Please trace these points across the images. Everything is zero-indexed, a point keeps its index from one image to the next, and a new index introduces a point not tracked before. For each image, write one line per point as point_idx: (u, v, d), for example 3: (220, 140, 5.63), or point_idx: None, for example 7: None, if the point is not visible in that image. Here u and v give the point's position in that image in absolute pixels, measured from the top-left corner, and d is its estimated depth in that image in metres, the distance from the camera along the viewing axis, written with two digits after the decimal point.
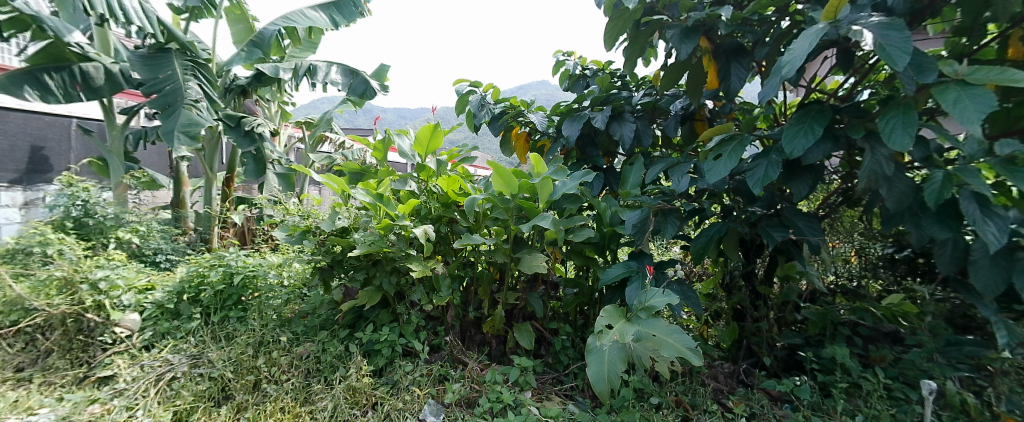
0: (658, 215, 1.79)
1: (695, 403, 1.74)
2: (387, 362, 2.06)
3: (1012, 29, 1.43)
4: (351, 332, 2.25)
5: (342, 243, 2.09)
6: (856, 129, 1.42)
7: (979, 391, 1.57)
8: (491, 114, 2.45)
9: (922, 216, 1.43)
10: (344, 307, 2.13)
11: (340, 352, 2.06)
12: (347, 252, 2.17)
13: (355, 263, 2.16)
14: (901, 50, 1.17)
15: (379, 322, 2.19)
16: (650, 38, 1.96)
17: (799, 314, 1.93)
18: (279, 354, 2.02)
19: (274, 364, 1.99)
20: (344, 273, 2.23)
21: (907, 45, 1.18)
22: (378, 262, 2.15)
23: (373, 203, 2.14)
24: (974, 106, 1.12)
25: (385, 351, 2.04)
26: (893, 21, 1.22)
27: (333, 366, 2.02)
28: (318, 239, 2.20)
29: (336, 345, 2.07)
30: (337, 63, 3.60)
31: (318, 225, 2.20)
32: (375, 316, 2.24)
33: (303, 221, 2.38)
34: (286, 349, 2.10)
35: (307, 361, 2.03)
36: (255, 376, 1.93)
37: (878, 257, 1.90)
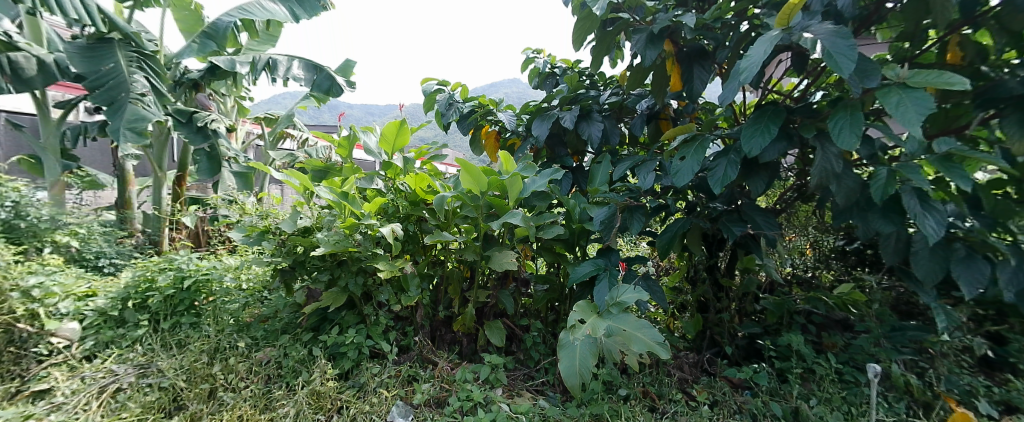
0: (625, 212, 1.83)
1: (662, 394, 1.79)
2: (353, 365, 2.01)
3: (949, 36, 1.54)
4: (315, 335, 2.19)
5: (305, 243, 2.03)
6: (808, 128, 1.50)
7: (920, 372, 1.69)
8: (459, 112, 2.44)
9: (869, 211, 1.53)
10: (308, 310, 2.07)
11: (303, 356, 2.00)
12: (310, 253, 2.11)
13: (317, 264, 2.11)
14: (847, 56, 1.24)
15: (346, 323, 2.14)
16: (616, 38, 2.00)
17: (758, 304, 2.02)
18: (236, 360, 1.94)
19: (232, 371, 1.91)
20: (306, 274, 2.17)
21: (852, 52, 1.24)
22: (343, 262, 2.10)
23: (337, 201, 2.10)
24: (916, 107, 1.21)
25: (351, 354, 1.99)
26: (842, 29, 1.29)
27: (295, 371, 1.96)
28: (278, 240, 2.15)
29: (299, 349, 2.01)
30: (300, 58, 3.46)
31: (278, 225, 2.14)
32: (340, 318, 2.18)
33: (261, 221, 2.29)
34: (244, 355, 2.02)
35: (268, 367, 1.97)
36: (210, 384, 1.84)
37: (831, 249, 2.04)
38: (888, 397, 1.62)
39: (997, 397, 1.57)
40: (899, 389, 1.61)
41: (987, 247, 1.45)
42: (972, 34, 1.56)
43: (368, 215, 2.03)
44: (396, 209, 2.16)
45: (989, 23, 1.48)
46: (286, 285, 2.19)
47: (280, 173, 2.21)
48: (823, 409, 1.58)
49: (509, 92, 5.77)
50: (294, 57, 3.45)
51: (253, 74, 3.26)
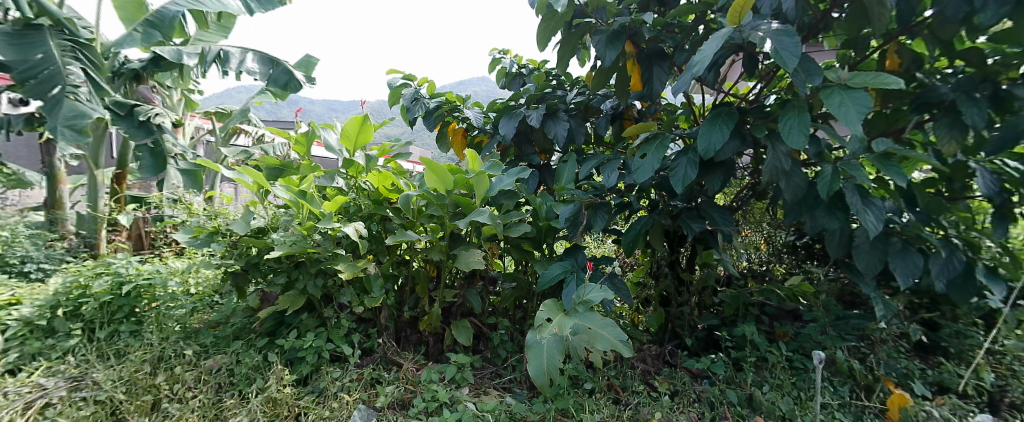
0: (590, 209, 1.86)
1: (625, 386, 1.85)
2: (312, 369, 1.95)
3: (889, 44, 1.66)
4: (271, 340, 2.11)
5: (259, 244, 1.97)
6: (760, 128, 1.58)
7: (862, 357, 1.83)
8: (425, 108, 2.41)
9: (817, 207, 1.64)
10: (262, 314, 1.98)
11: (258, 362, 1.92)
12: (265, 254, 2.04)
13: (273, 266, 2.04)
14: (792, 53, 1.31)
15: (304, 327, 2.06)
16: (580, 39, 2.04)
17: (716, 297, 2.11)
18: (183, 369, 1.84)
19: (178, 381, 1.80)
20: (261, 277, 2.08)
21: (796, 50, 1.32)
22: (301, 264, 2.04)
23: (294, 200, 2.03)
24: (856, 110, 1.30)
25: (310, 358, 1.92)
26: (787, 29, 1.36)
27: (249, 379, 1.87)
28: (229, 242, 2.06)
29: (252, 355, 1.92)
30: (254, 51, 3.27)
31: (229, 226, 2.05)
32: (298, 322, 2.11)
33: (209, 221, 2.21)
34: (192, 364, 1.92)
35: (218, 375, 1.87)
36: (154, 396, 1.73)
37: (783, 243, 2.15)
38: (833, 381, 1.74)
39: (929, 378, 1.71)
40: (844, 374, 1.73)
41: (921, 241, 1.58)
42: (910, 43, 1.68)
43: (328, 215, 1.97)
44: (359, 208, 2.13)
45: (923, 32, 1.59)
46: (237, 289, 2.09)
47: (232, 172, 2.12)
48: (775, 395, 1.67)
49: (476, 90, 5.76)
50: (247, 49, 3.26)
51: (201, 66, 3.03)
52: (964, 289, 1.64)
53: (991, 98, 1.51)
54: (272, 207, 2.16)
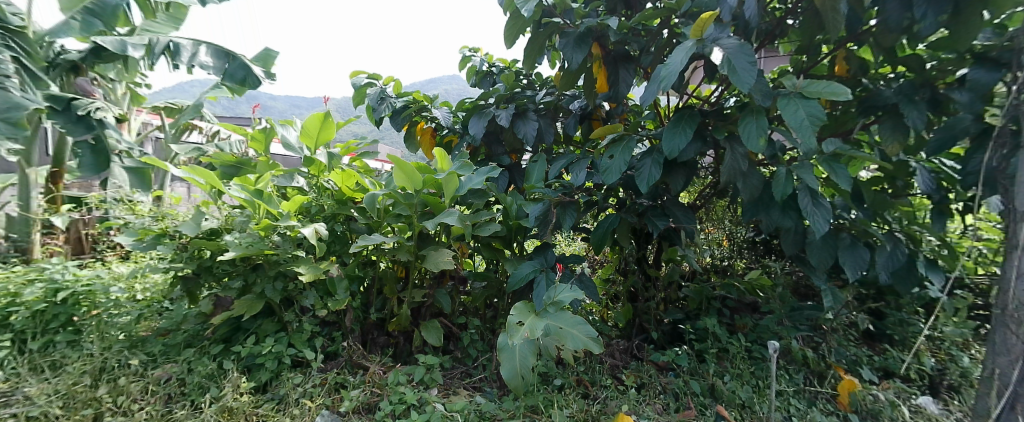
0: (558, 208, 1.87)
1: (594, 381, 1.88)
2: (272, 376, 1.87)
3: (838, 50, 1.75)
4: (226, 347, 2.02)
5: (212, 246, 1.87)
6: (720, 130, 1.65)
7: (816, 346, 1.94)
8: (392, 107, 2.37)
9: (773, 205, 1.72)
10: (216, 319, 1.89)
11: (212, 370, 1.82)
12: (218, 257, 1.94)
13: (228, 269, 1.94)
14: (748, 72, 1.35)
15: (263, 332, 1.98)
16: (546, 41, 2.06)
17: (681, 292, 2.18)
18: (128, 380, 1.72)
19: (122, 394, 1.68)
20: (214, 281, 1.99)
21: (751, 68, 1.36)
22: (258, 266, 1.96)
23: (250, 200, 1.94)
24: (808, 115, 1.36)
25: (269, 365, 1.85)
26: (745, 45, 1.39)
27: (202, 388, 1.77)
28: (178, 244, 1.95)
29: (206, 363, 1.83)
30: (209, 43, 2.96)
31: (177, 228, 1.94)
32: (256, 327, 2.03)
33: (156, 223, 2.09)
34: (138, 374, 1.80)
35: (168, 385, 1.76)
36: (94, 410, 1.61)
37: (743, 239, 2.25)
38: (788, 369, 1.84)
39: (876, 364, 1.85)
40: (798, 362, 1.83)
41: (867, 235, 1.68)
42: (857, 50, 1.78)
43: (287, 214, 1.92)
44: (321, 209, 2.07)
45: (869, 40, 1.70)
46: (188, 293, 1.99)
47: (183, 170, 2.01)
48: (735, 384, 1.75)
49: (446, 89, 5.70)
50: (200, 41, 2.95)
51: (149, 58, 2.77)
52: (907, 279, 1.76)
53: (930, 102, 1.62)
54: (226, 207, 2.07)
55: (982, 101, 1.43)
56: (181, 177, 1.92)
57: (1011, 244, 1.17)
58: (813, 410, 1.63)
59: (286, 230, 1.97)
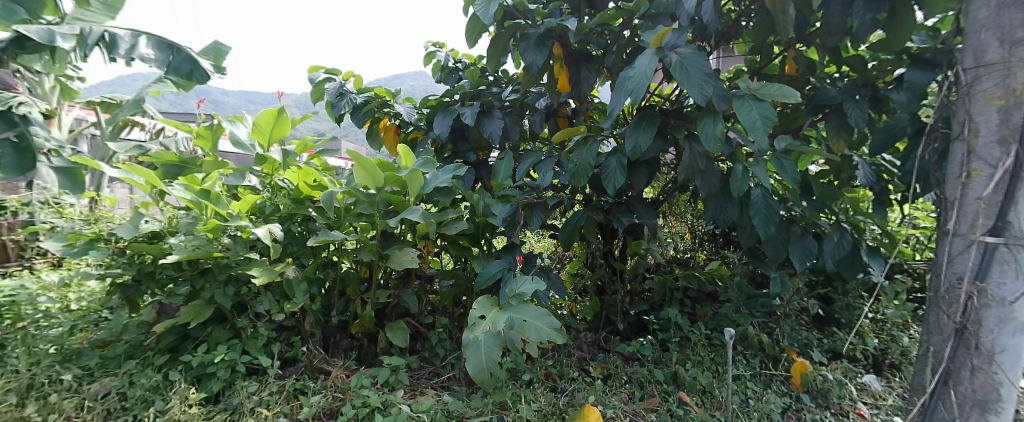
0: (525, 208, 1.89)
1: (562, 374, 1.91)
2: (224, 386, 1.77)
3: (788, 50, 1.85)
4: (173, 357, 1.89)
5: (154, 250, 1.75)
6: (680, 129, 1.71)
7: (770, 331, 2.05)
8: (352, 103, 2.31)
9: (730, 200, 1.80)
10: (159, 328, 1.77)
11: (157, 382, 1.71)
12: (162, 262, 1.82)
13: (172, 275, 1.83)
14: (704, 86, 1.39)
15: (214, 340, 1.88)
16: (509, 40, 2.04)
17: (646, 284, 2.25)
18: (60, 396, 1.58)
19: (53, 412, 1.55)
20: (157, 288, 1.87)
21: (706, 81, 1.40)
22: (207, 271, 1.86)
23: (195, 200, 1.85)
24: (761, 116, 1.41)
25: (221, 374, 1.75)
26: (700, 58, 1.42)
27: (146, 401, 1.66)
28: (115, 249, 1.82)
29: (149, 375, 1.71)
30: (150, 34, 2.55)
31: (113, 232, 1.81)
32: (206, 335, 1.92)
33: (87, 228, 1.96)
34: (72, 390, 1.66)
35: (107, 400, 1.64)
36: None
37: (704, 232, 2.35)
38: (746, 354, 1.93)
39: (825, 346, 1.98)
40: (754, 347, 1.93)
41: (815, 226, 1.79)
42: (805, 50, 1.89)
43: (237, 215, 1.85)
44: (276, 208, 2.01)
45: (815, 41, 1.81)
46: (127, 301, 1.86)
47: (119, 170, 1.89)
48: (696, 371, 1.83)
49: (411, 85, 5.60)
50: (140, 32, 2.53)
51: (81, 50, 2.33)
52: (851, 266, 1.89)
53: (871, 100, 1.74)
54: (169, 208, 1.97)
55: (916, 101, 1.55)
56: (117, 177, 1.79)
57: (941, 232, 1.29)
58: (767, 392, 1.72)
59: (236, 232, 1.88)
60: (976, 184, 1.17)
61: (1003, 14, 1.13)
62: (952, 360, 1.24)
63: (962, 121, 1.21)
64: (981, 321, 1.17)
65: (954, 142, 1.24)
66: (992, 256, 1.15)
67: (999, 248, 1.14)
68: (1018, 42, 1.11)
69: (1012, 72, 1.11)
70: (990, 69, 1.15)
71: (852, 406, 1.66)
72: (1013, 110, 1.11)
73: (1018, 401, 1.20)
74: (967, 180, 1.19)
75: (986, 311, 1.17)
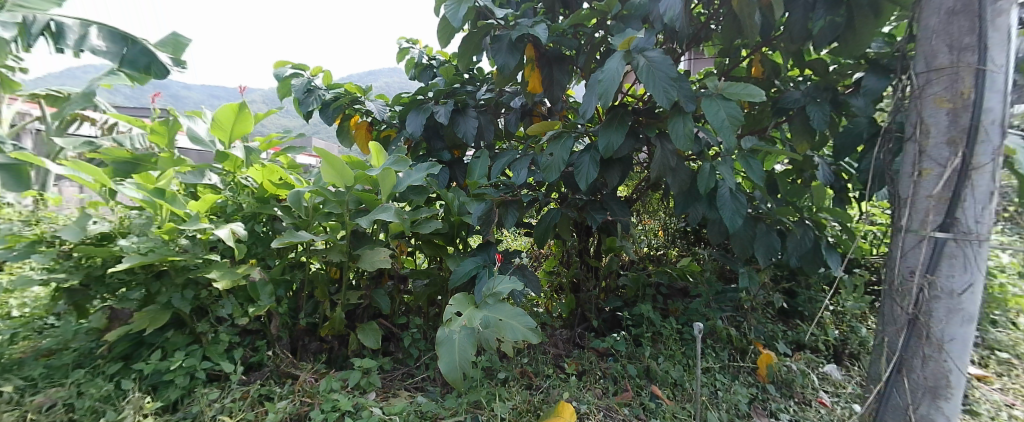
0: (500, 206, 1.88)
1: (537, 371, 1.92)
2: (182, 394, 1.69)
3: (754, 53, 1.92)
4: (127, 365, 1.79)
5: (105, 252, 1.65)
6: (650, 128, 1.74)
7: (738, 324, 2.12)
8: (321, 100, 2.25)
9: (700, 198, 1.85)
10: (110, 335, 1.66)
11: (108, 392, 1.61)
12: (114, 265, 1.72)
13: (124, 278, 1.72)
14: (669, 91, 1.43)
15: (172, 346, 1.79)
16: (482, 38, 2.01)
17: (620, 281, 2.29)
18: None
19: None
20: (108, 293, 1.76)
21: (671, 84, 1.43)
22: (163, 274, 1.76)
23: (148, 200, 1.73)
24: (728, 115, 1.46)
25: (179, 381, 1.67)
26: (667, 61, 1.45)
27: (96, 413, 1.56)
28: (60, 252, 1.70)
29: (100, 384, 1.61)
30: (101, 24, 2.38)
31: (56, 234, 1.69)
32: (162, 341, 1.82)
33: (28, 229, 1.82)
34: (13, 403, 1.54)
35: (53, 412, 1.53)
36: None
37: (676, 229, 2.42)
38: (714, 347, 1.99)
39: (789, 338, 2.07)
40: (723, 340, 1.99)
41: (779, 223, 1.87)
42: (771, 54, 1.96)
43: (195, 215, 1.76)
44: (239, 208, 1.94)
45: (780, 45, 1.88)
46: (74, 307, 1.73)
47: (63, 168, 1.75)
48: (668, 364, 1.87)
49: (384, 82, 5.51)
50: (90, 22, 2.36)
51: (23, 41, 2.15)
52: (813, 261, 1.97)
53: (832, 103, 1.82)
54: (121, 208, 1.87)
55: (873, 104, 1.64)
56: (63, 175, 1.68)
57: (896, 228, 1.37)
58: (734, 383, 1.78)
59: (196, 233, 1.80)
60: (927, 182, 1.25)
61: (952, 22, 1.20)
62: (906, 349, 1.32)
63: (914, 123, 1.29)
64: (932, 311, 1.26)
65: (908, 142, 1.32)
66: (941, 250, 1.23)
67: (948, 242, 1.22)
68: (966, 48, 1.18)
69: (960, 77, 1.19)
70: (940, 74, 1.23)
71: (814, 395, 1.75)
72: (961, 112, 1.19)
73: (966, 386, 1.29)
74: (919, 179, 1.27)
75: (937, 302, 1.25)
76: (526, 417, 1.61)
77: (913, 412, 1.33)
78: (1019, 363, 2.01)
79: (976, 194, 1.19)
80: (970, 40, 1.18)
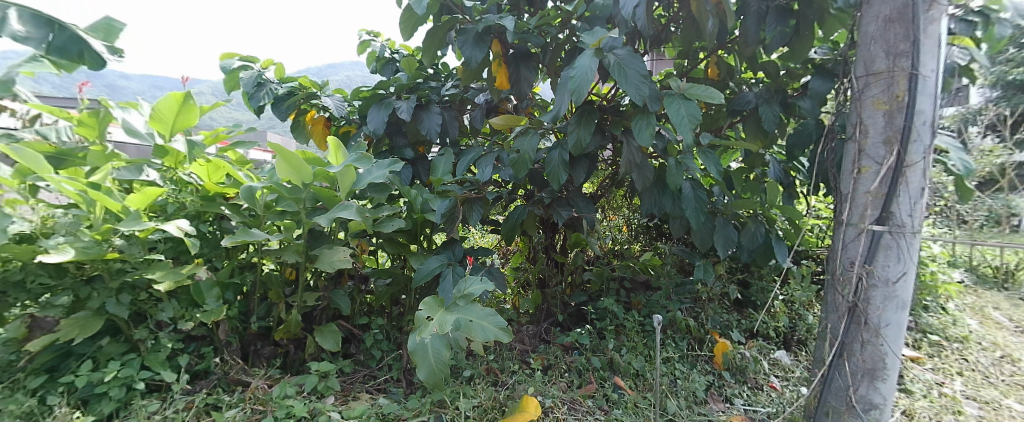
0: (465, 204, 1.86)
1: (503, 368, 1.92)
2: (118, 407, 1.56)
3: (711, 56, 2.00)
4: (53, 378, 1.63)
5: (26, 253, 1.50)
6: (616, 126, 1.77)
7: (696, 315, 2.21)
8: (273, 93, 2.14)
9: (660, 197, 1.92)
10: (30, 347, 1.47)
11: (31, 408, 1.46)
12: (35, 268, 1.55)
13: (47, 283, 1.55)
14: (640, 87, 1.47)
15: (105, 356, 1.64)
16: (446, 32, 1.98)
17: (585, 275, 2.33)
18: None
19: None
20: (30, 300, 1.58)
21: (643, 81, 1.48)
22: (94, 278, 1.63)
23: (80, 194, 1.59)
24: (688, 114, 1.51)
25: (113, 394, 1.54)
26: (635, 58, 1.50)
27: None
28: None
29: (21, 400, 1.46)
30: (21, 8, 1.88)
31: None
32: (95, 351, 1.67)
33: None
34: None
35: None
36: None
37: (639, 225, 2.49)
38: (674, 338, 2.07)
39: (743, 326, 2.19)
40: (682, 331, 2.07)
41: (734, 217, 1.97)
42: (726, 57, 2.06)
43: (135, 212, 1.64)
44: (181, 207, 1.82)
45: (734, 49, 1.98)
46: None
47: None
48: (630, 356, 1.92)
49: (345, 75, 5.32)
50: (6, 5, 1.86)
51: None
52: (765, 254, 2.09)
53: (781, 104, 1.92)
54: (43, 207, 1.70)
55: (819, 106, 1.75)
56: None
57: (838, 221, 1.47)
58: (693, 371, 1.86)
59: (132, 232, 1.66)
60: (866, 179, 1.36)
61: (888, 29, 1.31)
62: (847, 334, 1.42)
63: (854, 124, 1.39)
64: (870, 298, 1.36)
65: (849, 142, 1.42)
66: (878, 241, 1.33)
67: (884, 235, 1.32)
68: (901, 54, 1.29)
69: (895, 81, 1.29)
70: (877, 77, 1.33)
71: (765, 380, 1.87)
72: (896, 113, 1.30)
73: (900, 368, 1.40)
74: (858, 175, 1.37)
75: (874, 290, 1.36)
76: (490, 414, 1.61)
77: (854, 392, 1.43)
78: (947, 344, 2.22)
79: (909, 190, 1.30)
80: (904, 47, 1.28)
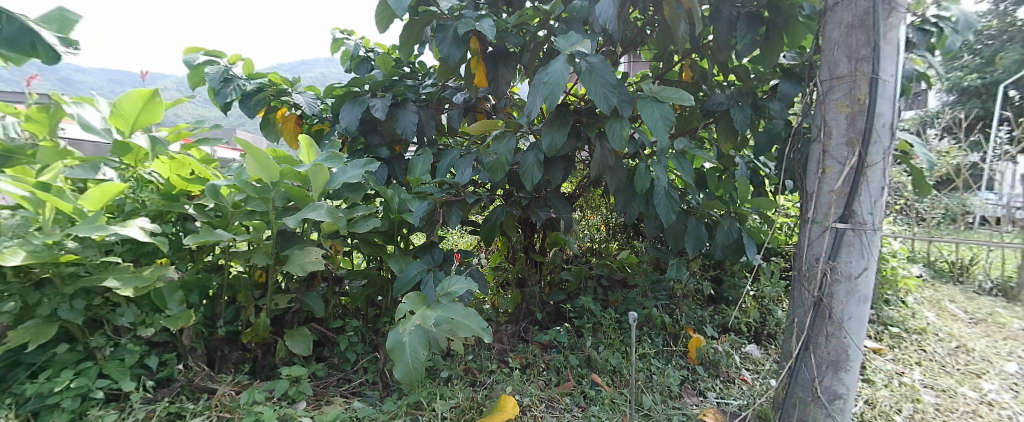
0: (443, 206, 1.85)
1: (481, 367, 1.91)
2: (72, 419, 1.47)
3: (685, 59, 2.05)
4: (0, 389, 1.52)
5: None
6: (591, 128, 1.79)
7: (671, 311, 2.25)
8: (241, 90, 2.06)
9: (634, 198, 1.95)
10: None
11: None
12: None
13: None
14: (606, 97, 1.49)
15: (57, 365, 1.54)
16: (423, 29, 1.95)
17: (563, 274, 2.35)
18: None
19: None
20: None
21: (610, 90, 1.50)
22: (44, 283, 1.52)
23: (30, 196, 1.49)
24: (662, 116, 1.53)
25: (66, 404, 1.45)
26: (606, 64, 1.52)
27: None
28: None
29: None
30: None
31: None
32: (47, 359, 1.57)
33: None
34: None
35: None
36: None
37: (616, 224, 2.53)
38: (650, 334, 2.10)
39: (716, 322, 2.25)
40: (658, 327, 2.12)
41: (707, 216, 2.02)
42: (699, 60, 2.11)
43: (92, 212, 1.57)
44: (141, 207, 1.74)
45: (707, 52, 2.03)
46: None
47: None
48: (607, 353, 1.95)
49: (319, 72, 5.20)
50: None
51: None
52: (736, 251, 2.15)
53: (752, 106, 1.98)
54: None
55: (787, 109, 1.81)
56: None
57: (804, 219, 1.53)
58: (668, 367, 1.90)
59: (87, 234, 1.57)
60: (830, 179, 1.42)
61: (850, 35, 1.36)
62: (812, 328, 1.48)
63: (819, 126, 1.45)
64: (834, 293, 1.42)
65: (814, 143, 1.48)
66: (841, 238, 1.39)
67: (847, 232, 1.38)
68: (862, 59, 1.34)
69: (856, 85, 1.36)
70: (840, 82, 1.39)
71: (737, 373, 1.94)
72: (857, 116, 1.36)
73: (862, 359, 1.47)
74: (822, 175, 1.43)
75: (837, 285, 1.42)
76: (468, 414, 1.60)
77: (819, 383, 1.49)
78: (906, 336, 2.35)
79: (870, 190, 1.36)
80: (865, 52, 1.34)
